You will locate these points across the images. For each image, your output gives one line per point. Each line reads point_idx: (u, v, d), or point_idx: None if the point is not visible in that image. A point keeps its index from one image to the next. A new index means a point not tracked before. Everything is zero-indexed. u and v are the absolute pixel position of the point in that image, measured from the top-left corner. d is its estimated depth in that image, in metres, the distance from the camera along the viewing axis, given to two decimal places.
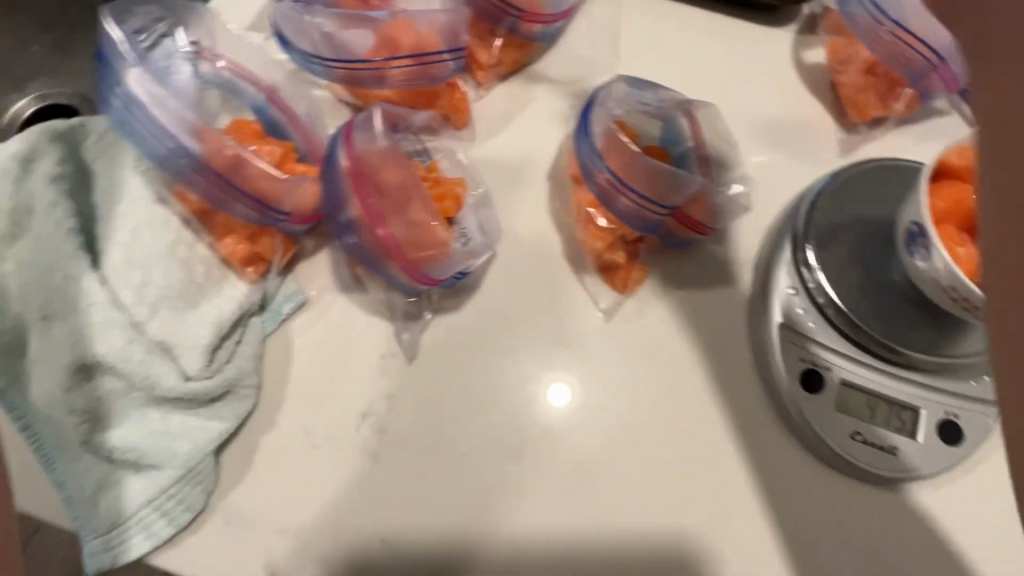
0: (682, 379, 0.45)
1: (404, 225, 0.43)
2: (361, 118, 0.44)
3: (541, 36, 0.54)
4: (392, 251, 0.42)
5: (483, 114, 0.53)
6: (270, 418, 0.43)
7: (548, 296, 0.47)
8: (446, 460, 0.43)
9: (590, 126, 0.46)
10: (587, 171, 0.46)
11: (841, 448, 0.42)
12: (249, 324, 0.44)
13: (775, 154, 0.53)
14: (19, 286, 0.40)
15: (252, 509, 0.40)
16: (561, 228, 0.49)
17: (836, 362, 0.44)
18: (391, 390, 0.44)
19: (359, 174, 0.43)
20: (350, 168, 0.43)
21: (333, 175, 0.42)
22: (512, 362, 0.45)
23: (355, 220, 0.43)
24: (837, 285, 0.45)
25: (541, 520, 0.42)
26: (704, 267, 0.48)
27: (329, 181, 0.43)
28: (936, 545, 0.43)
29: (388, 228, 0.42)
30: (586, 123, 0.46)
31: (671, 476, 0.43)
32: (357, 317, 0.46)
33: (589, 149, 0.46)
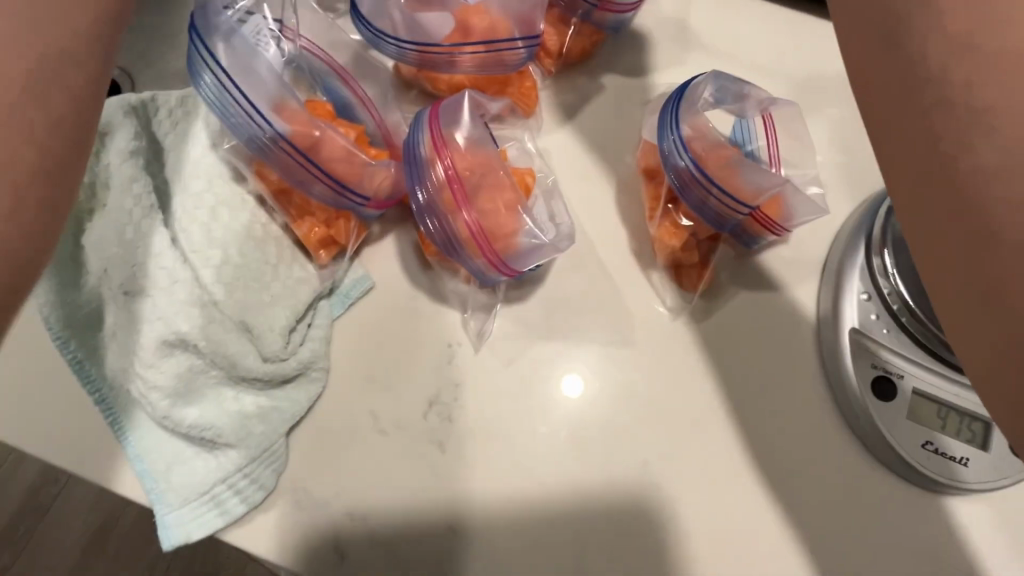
0: (750, 379, 0.45)
1: (487, 213, 0.43)
2: (446, 105, 0.44)
3: (612, 27, 0.52)
4: (473, 238, 0.42)
5: (551, 104, 0.52)
6: (339, 401, 0.43)
7: (614, 292, 0.47)
8: (513, 451, 0.42)
9: (679, 118, 0.45)
10: (670, 164, 0.45)
11: (912, 458, 0.42)
12: (319, 307, 0.44)
13: (850, 154, 0.52)
14: (99, 259, 0.40)
15: (322, 491, 0.41)
16: (628, 224, 0.49)
17: (909, 370, 0.43)
18: (457, 379, 0.44)
19: (445, 160, 0.42)
20: (434, 153, 0.43)
21: (419, 160, 0.42)
22: (578, 356, 0.45)
23: (437, 206, 0.43)
24: (915, 291, 0.44)
25: (608, 516, 0.41)
26: (771, 268, 0.48)
27: (412, 166, 0.43)
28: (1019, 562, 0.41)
29: (473, 214, 0.42)
30: (678, 113, 0.45)
31: (739, 477, 0.43)
32: (425, 304, 0.46)
33: (675, 140, 0.45)
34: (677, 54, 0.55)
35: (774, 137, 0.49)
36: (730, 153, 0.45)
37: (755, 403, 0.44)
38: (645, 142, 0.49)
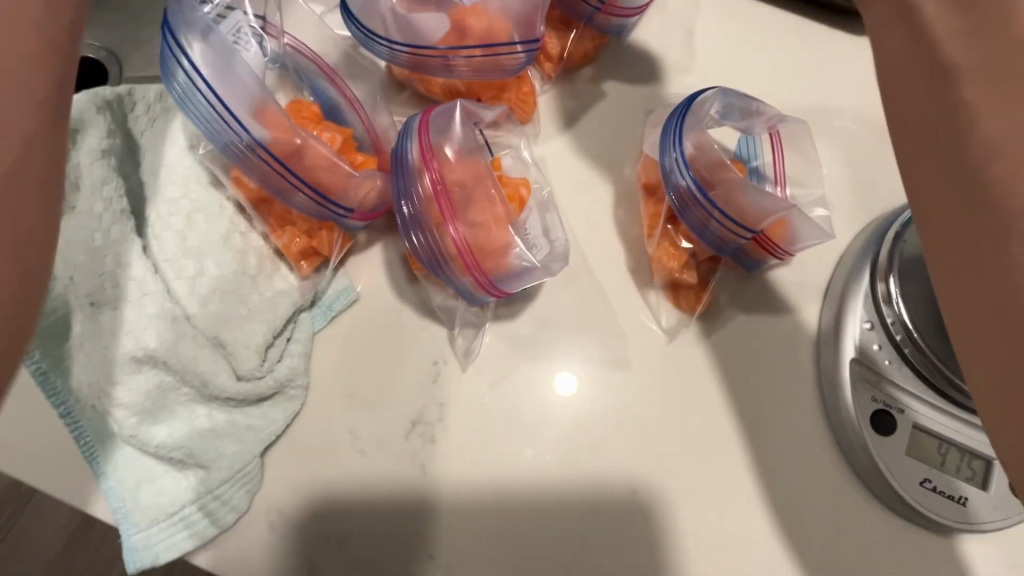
0: (744, 407, 0.43)
1: (475, 229, 0.41)
2: (437, 113, 0.42)
3: (616, 30, 0.50)
4: (459, 255, 0.40)
5: (548, 110, 0.50)
6: (318, 418, 0.41)
7: (609, 311, 0.45)
8: (498, 476, 0.41)
9: (681, 135, 0.43)
10: (669, 182, 0.44)
11: (910, 495, 0.41)
12: (299, 321, 0.42)
13: (857, 174, 0.50)
14: (66, 266, 0.38)
15: (298, 512, 0.39)
16: (625, 240, 0.47)
17: (910, 404, 0.42)
18: (442, 398, 0.42)
19: (433, 172, 0.40)
20: (422, 163, 0.41)
21: (405, 171, 0.41)
22: (569, 376, 0.44)
23: (424, 220, 0.41)
24: (922, 321, 0.42)
25: (595, 546, 0.40)
26: (772, 291, 0.46)
27: (399, 177, 0.41)
28: None
29: (459, 230, 0.40)
30: (681, 130, 0.43)
31: (730, 510, 0.41)
32: (411, 318, 0.44)
33: (676, 157, 0.43)
34: (684, 61, 0.52)
35: (780, 154, 0.47)
36: (733, 174, 0.43)
37: (751, 433, 0.43)
38: (647, 156, 0.48)
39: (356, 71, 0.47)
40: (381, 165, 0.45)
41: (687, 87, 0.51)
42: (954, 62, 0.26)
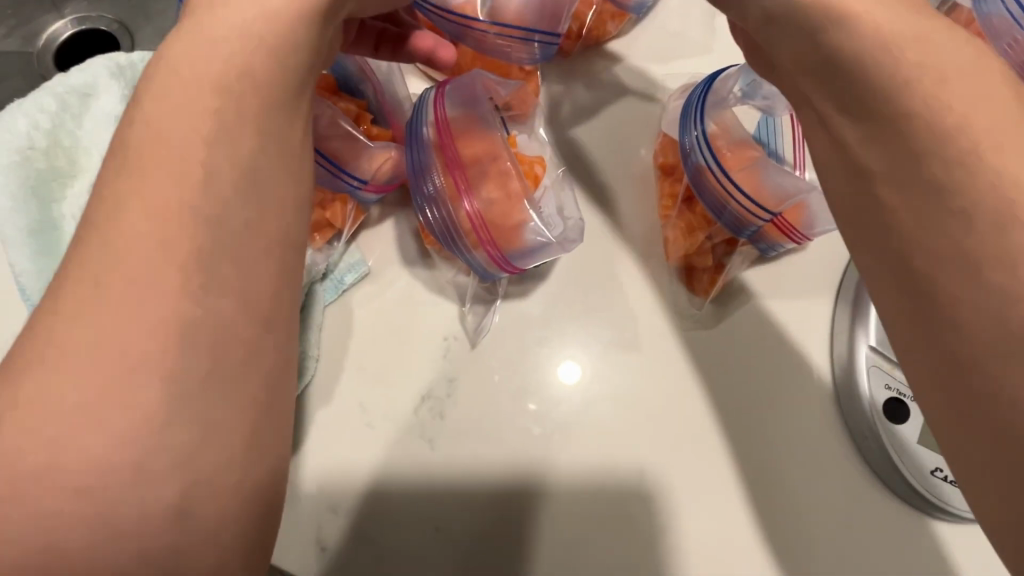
0: (758, 389, 0.43)
1: (490, 204, 0.40)
2: (454, 86, 0.41)
3: (636, 7, 0.47)
4: (473, 230, 0.40)
5: (566, 88, 0.49)
6: (327, 391, 0.41)
7: (620, 292, 0.45)
8: (505, 450, 0.41)
9: (705, 115, 0.42)
10: (687, 161, 0.43)
11: (919, 484, 0.40)
12: (312, 293, 0.42)
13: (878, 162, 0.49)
14: (74, 218, 0.41)
15: (307, 482, 0.40)
16: (640, 220, 0.47)
17: None
18: (452, 374, 0.42)
19: (448, 145, 0.40)
20: (437, 134, 0.40)
21: (420, 142, 0.40)
22: (577, 355, 0.43)
23: (438, 192, 0.40)
24: None
25: (598, 522, 0.40)
26: (788, 275, 0.45)
27: (414, 150, 0.41)
28: None
29: (474, 204, 0.40)
30: (702, 111, 0.42)
31: (740, 491, 0.41)
32: (422, 295, 0.44)
33: (697, 135, 0.42)
34: (707, 37, 0.51)
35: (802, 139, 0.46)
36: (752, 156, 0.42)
37: (762, 417, 0.42)
38: (665, 136, 0.47)
39: None
40: (397, 138, 0.44)
41: (710, 65, 0.50)
42: (852, 147, 0.29)
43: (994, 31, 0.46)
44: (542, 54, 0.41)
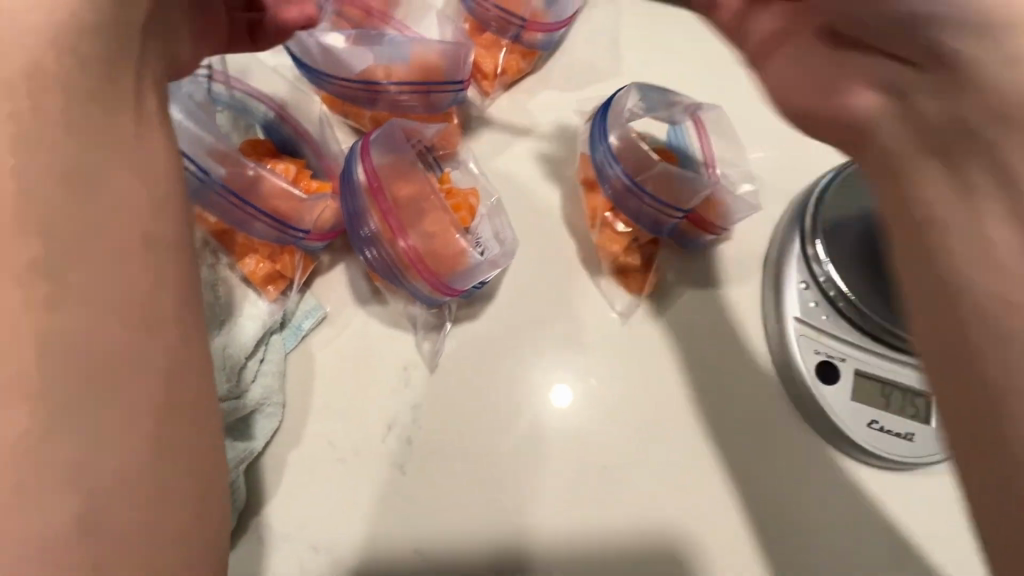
0: (703, 371, 0.47)
1: (425, 237, 0.44)
2: (377, 135, 0.45)
3: (543, 44, 0.56)
4: (412, 263, 0.44)
5: (491, 123, 0.54)
6: (297, 433, 0.43)
7: (565, 300, 0.48)
8: (475, 465, 0.43)
9: (608, 134, 0.47)
10: (603, 175, 0.48)
11: (860, 439, 0.43)
12: (271, 342, 0.44)
13: (775, 152, 0.56)
14: None
15: (289, 525, 0.41)
16: (574, 231, 0.51)
17: (851, 353, 0.45)
18: (415, 400, 0.45)
19: (379, 190, 0.43)
20: (366, 182, 0.44)
21: (352, 190, 0.43)
22: (533, 366, 0.46)
23: (376, 235, 0.44)
24: (849, 278, 0.46)
25: (576, 524, 0.43)
26: (715, 264, 0.50)
27: (348, 197, 0.44)
28: (948, 540, 0.43)
29: (409, 240, 0.44)
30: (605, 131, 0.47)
31: (697, 469, 0.44)
32: (378, 329, 0.46)
33: (606, 155, 0.47)
34: (612, 59, 0.59)
35: (706, 140, 0.52)
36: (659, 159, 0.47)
37: (711, 400, 0.46)
38: (582, 155, 0.51)
39: (305, 107, 0.50)
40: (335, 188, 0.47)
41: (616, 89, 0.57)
42: None
43: None
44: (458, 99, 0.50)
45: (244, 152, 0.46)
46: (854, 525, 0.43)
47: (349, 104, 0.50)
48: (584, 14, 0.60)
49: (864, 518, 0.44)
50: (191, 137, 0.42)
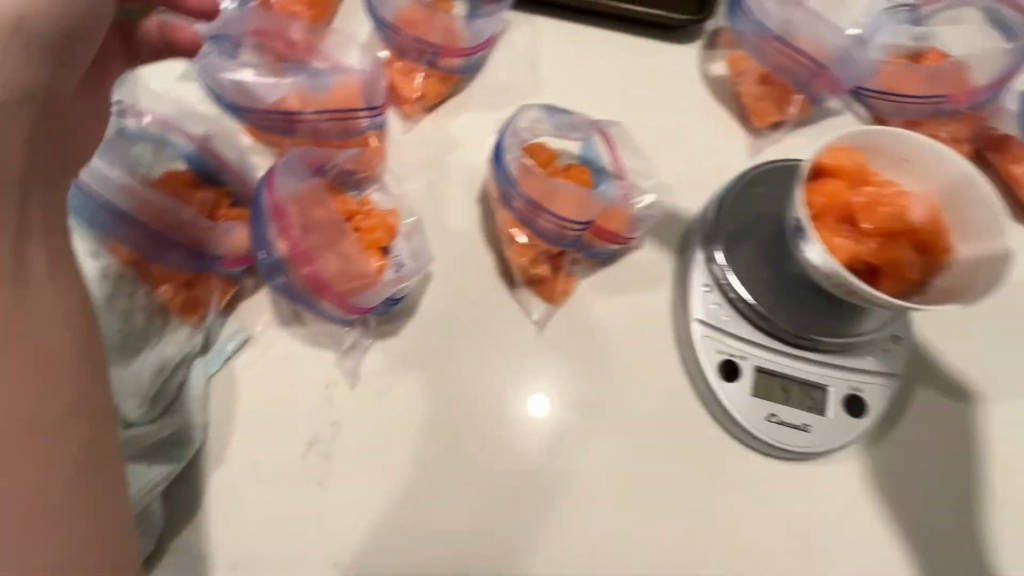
0: (616, 375, 0.49)
1: (331, 262, 0.46)
2: (282, 164, 0.47)
3: (461, 68, 0.59)
4: (317, 287, 0.46)
5: (413, 145, 0.57)
6: (218, 455, 0.44)
7: (484, 312, 0.50)
8: (393, 477, 0.45)
9: (502, 154, 0.49)
10: (505, 198, 0.49)
11: (762, 433, 0.46)
12: (192, 366, 0.45)
13: (686, 162, 0.59)
14: None
15: (209, 545, 0.42)
16: (492, 246, 0.53)
17: (752, 352, 0.47)
18: (336, 416, 0.46)
19: (284, 217, 0.46)
20: (273, 210, 0.46)
21: (259, 217, 0.45)
22: (452, 377, 0.48)
23: (283, 260, 0.46)
24: (748, 280, 0.48)
25: (493, 530, 0.44)
26: (627, 270, 0.52)
27: (256, 225, 0.46)
28: (844, 523, 0.46)
29: (314, 265, 0.46)
30: (499, 160, 0.49)
31: (608, 468, 0.46)
32: (300, 349, 0.48)
33: (504, 178, 0.49)
34: (532, 80, 0.62)
35: (614, 153, 0.55)
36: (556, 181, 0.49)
37: (622, 402, 0.48)
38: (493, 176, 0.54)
39: (227, 137, 0.52)
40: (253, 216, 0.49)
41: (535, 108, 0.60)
42: None
43: (750, 46, 0.57)
44: (376, 124, 0.53)
45: (161, 184, 0.48)
46: (757, 514, 0.46)
47: (267, 133, 0.52)
48: (504, 37, 0.63)
49: (767, 507, 0.46)
50: (109, 180, 0.46)
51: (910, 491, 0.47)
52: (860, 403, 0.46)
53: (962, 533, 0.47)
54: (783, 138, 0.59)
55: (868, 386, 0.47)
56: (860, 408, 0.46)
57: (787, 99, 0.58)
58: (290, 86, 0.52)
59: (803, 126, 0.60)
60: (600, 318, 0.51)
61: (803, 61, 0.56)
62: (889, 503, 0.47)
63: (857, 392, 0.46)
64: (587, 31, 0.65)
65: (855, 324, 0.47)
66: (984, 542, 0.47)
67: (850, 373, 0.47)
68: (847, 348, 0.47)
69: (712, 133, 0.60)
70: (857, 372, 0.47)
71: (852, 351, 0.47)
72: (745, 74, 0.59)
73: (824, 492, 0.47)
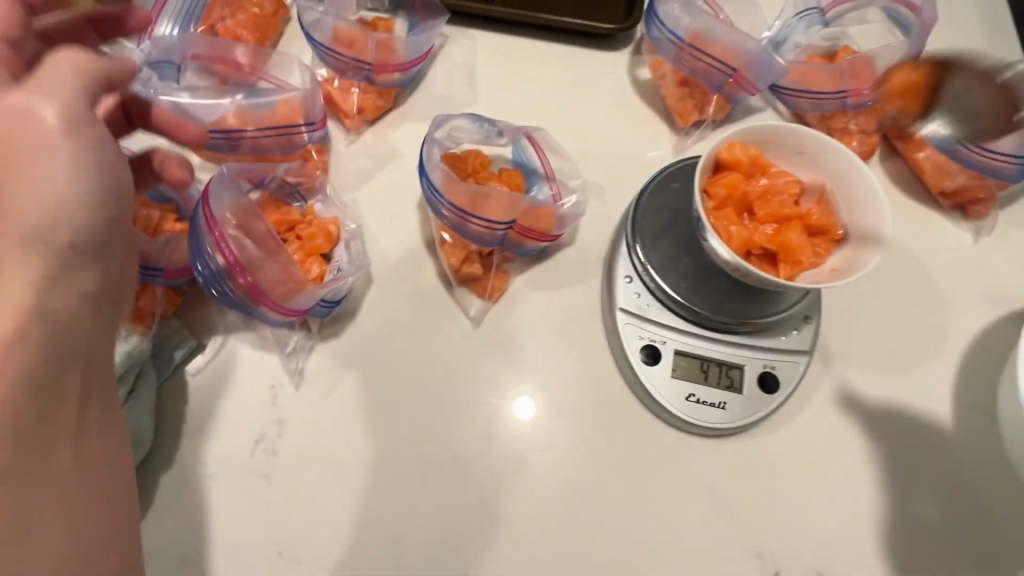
0: (549, 364, 0.52)
1: (265, 271, 0.48)
2: (213, 182, 0.49)
3: (399, 82, 0.62)
4: (254, 295, 0.48)
5: (355, 156, 0.60)
6: (169, 456, 0.47)
7: (422, 310, 0.53)
8: (336, 471, 0.47)
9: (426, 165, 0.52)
10: (433, 207, 0.52)
11: (682, 411, 0.49)
12: (142, 376, 0.47)
13: (616, 162, 0.62)
14: None
15: (161, 540, 0.45)
16: (431, 248, 0.56)
17: (671, 336, 0.50)
18: (281, 414, 0.49)
19: (217, 230, 0.48)
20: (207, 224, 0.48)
21: (195, 231, 0.48)
22: (392, 373, 0.51)
23: (220, 271, 0.48)
24: (667, 269, 0.51)
25: (431, 515, 0.47)
26: (558, 265, 0.56)
27: (194, 239, 0.48)
28: (772, 499, 0.48)
29: (249, 274, 0.48)
30: (425, 173, 0.51)
31: (542, 452, 0.49)
32: (247, 354, 0.50)
33: (431, 189, 0.51)
34: (469, 90, 0.65)
35: (543, 155, 0.57)
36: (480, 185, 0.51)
37: (553, 389, 0.51)
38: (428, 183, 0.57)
39: (174, 159, 0.55)
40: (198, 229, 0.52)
41: None
42: None
43: (667, 52, 0.61)
44: (315, 138, 0.56)
45: None
46: (688, 492, 0.48)
47: (210, 152, 0.55)
48: (442, 50, 0.67)
49: (696, 483, 0.48)
50: None
51: (833, 460, 0.49)
52: (773, 379, 0.50)
53: (883, 497, 0.49)
54: (705, 136, 0.63)
55: (781, 363, 0.50)
56: (774, 384, 0.50)
57: (706, 100, 0.62)
58: (229, 105, 0.54)
59: (723, 124, 0.64)
60: (532, 311, 0.54)
61: (715, 65, 0.59)
62: (816, 473, 0.49)
63: (770, 369, 0.50)
64: (522, 41, 0.68)
65: (768, 305, 0.50)
66: (905, 505, 0.49)
67: (762, 352, 0.50)
68: (760, 329, 0.50)
69: (640, 133, 0.64)
70: (771, 351, 0.50)
71: (766, 331, 0.51)
72: (665, 79, 0.63)
73: (750, 465, 0.49)
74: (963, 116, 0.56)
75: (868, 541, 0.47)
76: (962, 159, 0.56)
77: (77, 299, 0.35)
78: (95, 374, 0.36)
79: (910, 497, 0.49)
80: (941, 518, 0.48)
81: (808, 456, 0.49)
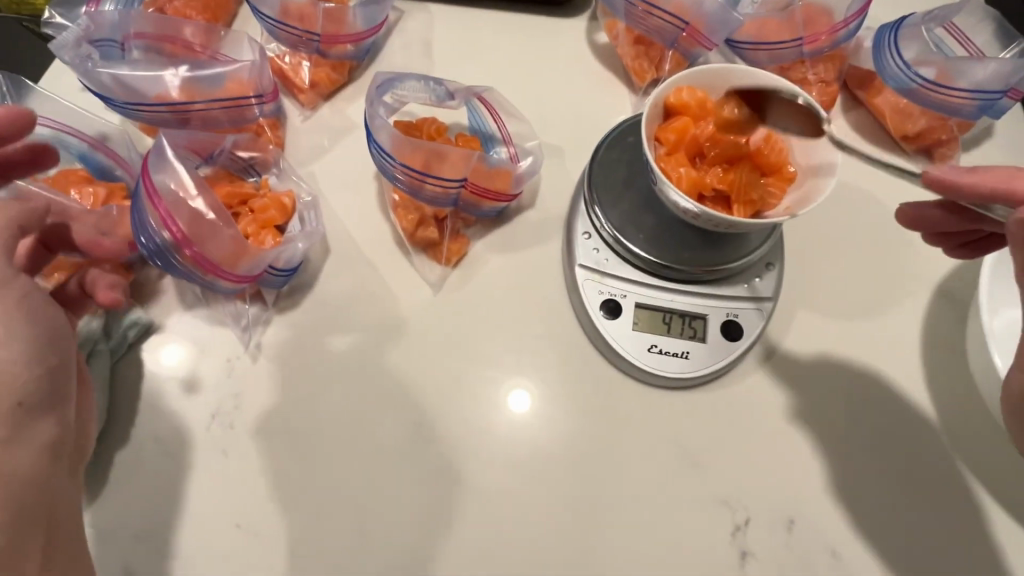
0: (511, 326, 0.51)
1: (212, 239, 0.47)
2: (151, 155, 0.47)
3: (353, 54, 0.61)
4: (204, 265, 0.47)
5: (310, 130, 0.59)
6: (124, 435, 0.46)
7: (380, 279, 0.52)
8: (294, 442, 0.46)
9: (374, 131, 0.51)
10: (385, 170, 0.51)
11: (645, 364, 0.48)
12: (95, 354, 0.47)
13: (575, 124, 0.61)
14: None
15: (115, 518, 0.44)
16: (388, 217, 0.55)
17: (631, 289, 0.49)
18: (237, 389, 0.48)
19: (157, 199, 0.46)
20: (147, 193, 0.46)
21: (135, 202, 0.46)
22: (350, 342, 0.50)
23: (162, 242, 0.46)
24: (625, 222, 0.50)
25: (391, 482, 0.46)
26: (517, 228, 0.55)
27: (135, 210, 0.47)
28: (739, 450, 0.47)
29: (196, 244, 0.47)
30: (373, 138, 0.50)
31: (504, 414, 0.48)
32: (202, 329, 0.50)
33: (380, 153, 0.50)
34: (425, 61, 0.65)
35: (499, 119, 0.57)
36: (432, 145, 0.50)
37: (515, 351, 0.50)
38: None
39: (124, 136, 0.54)
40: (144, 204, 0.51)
41: None
42: None
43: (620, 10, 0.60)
44: (268, 111, 0.57)
45: (57, 182, 0.50)
46: (652, 447, 0.47)
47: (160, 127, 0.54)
48: (397, 24, 0.66)
49: (661, 437, 0.48)
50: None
51: (801, 408, 0.48)
52: (736, 327, 0.49)
53: (855, 442, 0.48)
54: None
55: (744, 311, 0.49)
56: (737, 332, 0.49)
57: (662, 58, 0.61)
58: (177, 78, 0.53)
59: None
60: (492, 274, 0.53)
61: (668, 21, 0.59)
62: (783, 422, 0.48)
63: (733, 317, 0.49)
64: (478, 11, 0.67)
65: (727, 253, 0.49)
66: (876, 451, 0.48)
67: (723, 300, 0.49)
68: (722, 277, 0.50)
69: (599, 96, 0.63)
70: (733, 299, 0.49)
71: (728, 279, 0.50)
72: (620, 38, 0.62)
73: (717, 416, 0.48)
74: (916, 55, 0.55)
75: (839, 485, 0.47)
76: (921, 100, 0.55)
77: (36, 454, 0.36)
78: (51, 520, 0.37)
79: (880, 445, 0.48)
80: (913, 462, 0.48)
81: (776, 404, 0.48)
